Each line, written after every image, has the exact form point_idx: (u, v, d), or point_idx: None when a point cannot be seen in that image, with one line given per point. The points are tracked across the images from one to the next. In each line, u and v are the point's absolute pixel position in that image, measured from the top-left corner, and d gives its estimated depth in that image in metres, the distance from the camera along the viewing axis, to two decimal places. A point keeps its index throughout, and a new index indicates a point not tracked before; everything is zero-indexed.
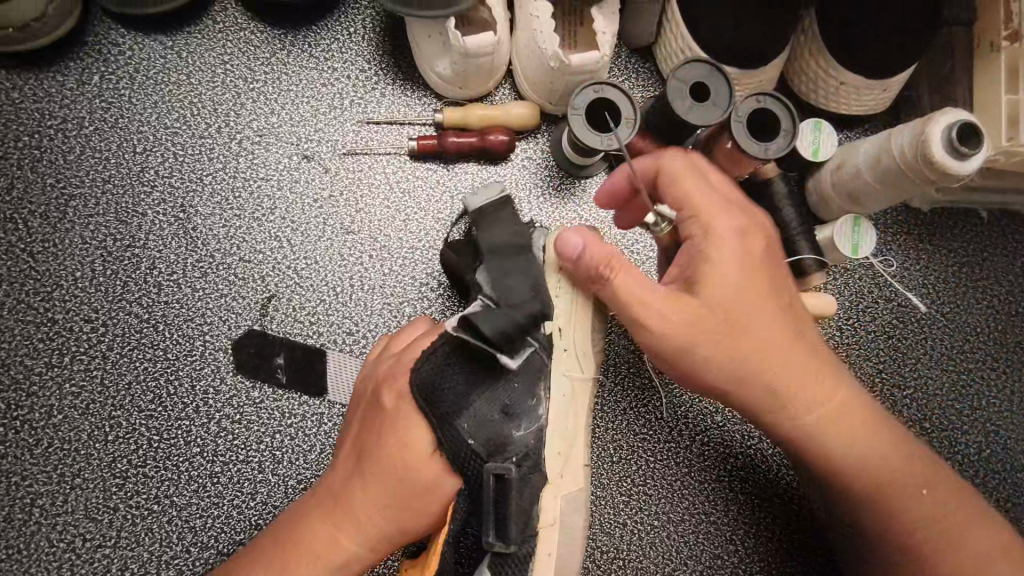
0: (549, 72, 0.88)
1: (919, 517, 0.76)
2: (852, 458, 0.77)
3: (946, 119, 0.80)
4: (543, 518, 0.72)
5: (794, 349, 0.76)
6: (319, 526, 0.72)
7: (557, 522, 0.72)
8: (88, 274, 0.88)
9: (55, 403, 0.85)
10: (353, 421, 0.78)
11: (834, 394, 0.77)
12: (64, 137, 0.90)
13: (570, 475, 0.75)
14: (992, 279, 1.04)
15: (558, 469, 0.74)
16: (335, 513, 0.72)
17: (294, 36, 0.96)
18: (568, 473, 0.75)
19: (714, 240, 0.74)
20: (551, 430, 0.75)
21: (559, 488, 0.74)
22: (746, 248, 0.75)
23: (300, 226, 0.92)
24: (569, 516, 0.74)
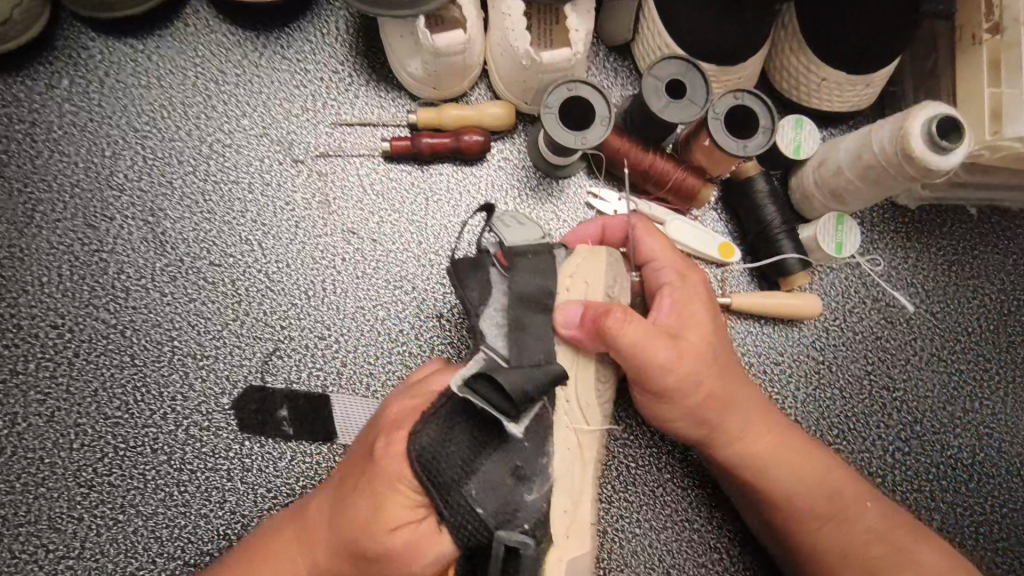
0: (523, 70, 0.86)
1: (888, 545, 0.74)
2: (809, 490, 0.75)
3: (925, 112, 0.78)
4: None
5: (744, 390, 0.77)
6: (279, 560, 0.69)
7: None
8: (55, 280, 0.87)
9: (20, 410, 0.83)
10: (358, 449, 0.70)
11: (792, 432, 0.79)
12: (32, 142, 0.89)
13: (575, 537, 0.68)
14: (982, 277, 1.01)
15: (564, 529, 0.67)
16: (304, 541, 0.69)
17: (266, 38, 0.95)
18: (574, 533, 0.68)
19: (686, 285, 0.77)
20: (559, 486, 0.67)
21: (562, 550, 0.66)
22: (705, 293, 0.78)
23: (271, 229, 0.90)
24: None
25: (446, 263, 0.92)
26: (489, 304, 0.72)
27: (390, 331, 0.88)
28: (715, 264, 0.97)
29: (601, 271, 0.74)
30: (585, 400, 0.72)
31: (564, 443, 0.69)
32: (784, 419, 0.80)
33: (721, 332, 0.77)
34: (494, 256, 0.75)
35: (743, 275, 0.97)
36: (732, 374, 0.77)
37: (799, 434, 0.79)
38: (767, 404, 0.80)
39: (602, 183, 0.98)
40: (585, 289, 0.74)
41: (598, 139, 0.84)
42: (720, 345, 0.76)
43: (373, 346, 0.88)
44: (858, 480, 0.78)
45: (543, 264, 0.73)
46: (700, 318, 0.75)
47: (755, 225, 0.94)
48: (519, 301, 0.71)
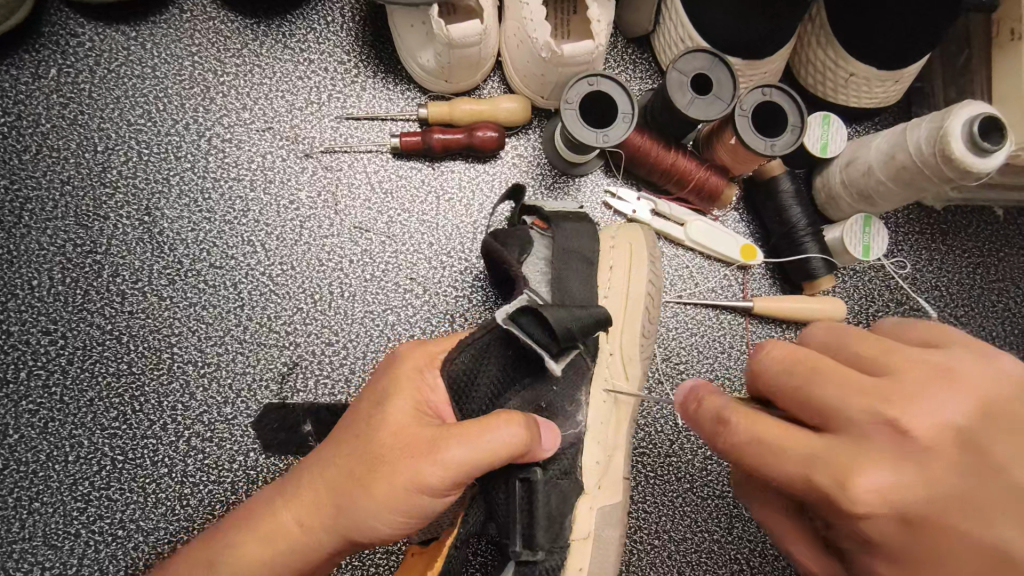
0: (542, 63, 0.82)
1: None
2: None
3: (967, 112, 0.75)
4: (576, 529, 0.70)
5: None
6: (287, 513, 0.57)
7: (591, 535, 0.70)
8: (46, 283, 0.82)
9: (12, 421, 0.79)
10: (371, 397, 0.61)
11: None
12: (19, 135, 0.84)
13: (607, 487, 0.72)
14: (1008, 280, 0.99)
15: (597, 479, 0.72)
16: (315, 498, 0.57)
17: (267, 26, 0.89)
18: (607, 485, 0.73)
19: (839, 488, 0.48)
20: (591, 437, 0.73)
21: (595, 499, 0.71)
22: (892, 466, 0.48)
23: (275, 229, 0.86)
24: (605, 529, 0.71)
25: (460, 266, 0.87)
26: (530, 254, 0.74)
27: (400, 337, 0.84)
28: (737, 266, 0.94)
29: (642, 236, 0.82)
30: (628, 356, 0.77)
31: (605, 397, 0.74)
32: (995, 414, 0.49)
33: (894, 473, 0.48)
34: (533, 224, 0.77)
35: (765, 277, 0.94)
36: (951, 502, 0.48)
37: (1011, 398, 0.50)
38: (977, 426, 0.49)
39: (621, 182, 0.94)
40: (628, 247, 0.81)
41: (620, 138, 0.79)
42: (929, 541, 0.48)
43: (382, 353, 0.84)
44: None
45: (585, 227, 0.76)
46: (878, 525, 0.49)
47: (778, 226, 0.91)
48: (565, 254, 0.74)
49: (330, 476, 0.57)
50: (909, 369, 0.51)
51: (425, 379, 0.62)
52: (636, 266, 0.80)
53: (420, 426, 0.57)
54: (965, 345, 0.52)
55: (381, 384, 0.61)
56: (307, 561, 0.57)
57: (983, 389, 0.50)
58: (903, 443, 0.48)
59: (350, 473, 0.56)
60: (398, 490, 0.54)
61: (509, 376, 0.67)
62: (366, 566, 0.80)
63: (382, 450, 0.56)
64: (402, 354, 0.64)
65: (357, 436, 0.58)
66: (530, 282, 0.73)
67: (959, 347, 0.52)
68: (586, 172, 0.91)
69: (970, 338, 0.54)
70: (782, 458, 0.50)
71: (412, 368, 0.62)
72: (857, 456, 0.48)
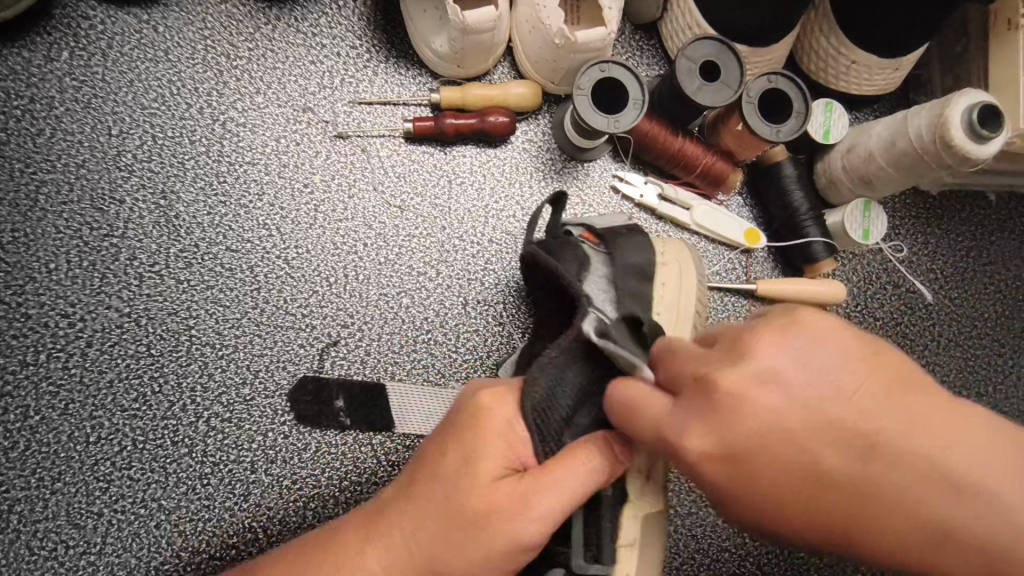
0: (554, 49, 0.83)
1: None
2: None
3: (967, 101, 0.78)
4: (621, 534, 0.66)
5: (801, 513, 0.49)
6: (370, 560, 0.61)
7: (636, 542, 0.66)
8: (64, 267, 0.83)
9: (32, 403, 0.80)
10: (450, 449, 0.61)
11: (834, 400, 0.48)
12: (32, 118, 0.84)
13: (649, 495, 0.69)
14: (999, 262, 1.02)
15: (638, 489, 0.68)
16: (397, 547, 0.60)
17: (279, 10, 0.90)
18: (647, 493, 0.69)
19: (661, 426, 0.53)
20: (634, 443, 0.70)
21: (637, 507, 0.68)
22: (724, 421, 0.50)
23: (289, 213, 0.87)
24: (647, 537, 0.68)
25: (471, 250, 0.89)
26: (586, 266, 0.74)
27: (414, 319, 0.86)
28: (740, 250, 0.96)
29: (689, 255, 0.83)
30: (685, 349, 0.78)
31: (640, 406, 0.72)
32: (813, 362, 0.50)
33: (705, 425, 0.50)
34: (582, 236, 0.78)
35: (768, 261, 0.97)
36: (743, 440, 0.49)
37: (818, 376, 0.49)
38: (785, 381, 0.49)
39: (629, 167, 0.96)
40: (678, 261, 0.82)
41: (631, 122, 0.81)
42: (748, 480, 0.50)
43: (397, 335, 0.86)
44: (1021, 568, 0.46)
45: (638, 239, 0.78)
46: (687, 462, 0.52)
47: (781, 211, 0.93)
48: (624, 266, 0.75)
49: (418, 531, 0.60)
50: (694, 422, 0.51)
51: (513, 432, 0.62)
52: (687, 276, 0.81)
53: (514, 484, 0.59)
54: (733, 355, 0.51)
55: (466, 448, 0.61)
56: None
57: (764, 411, 0.49)
58: (713, 392, 0.50)
59: (447, 540, 0.59)
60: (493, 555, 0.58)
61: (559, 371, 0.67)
62: None
63: (476, 509, 0.58)
64: (486, 408, 0.63)
65: (452, 505, 0.59)
66: (593, 296, 0.72)
67: (721, 369, 0.50)
68: (592, 156, 0.93)
69: (732, 334, 0.53)
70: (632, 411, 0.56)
71: (500, 424, 0.62)
72: (677, 410, 0.52)
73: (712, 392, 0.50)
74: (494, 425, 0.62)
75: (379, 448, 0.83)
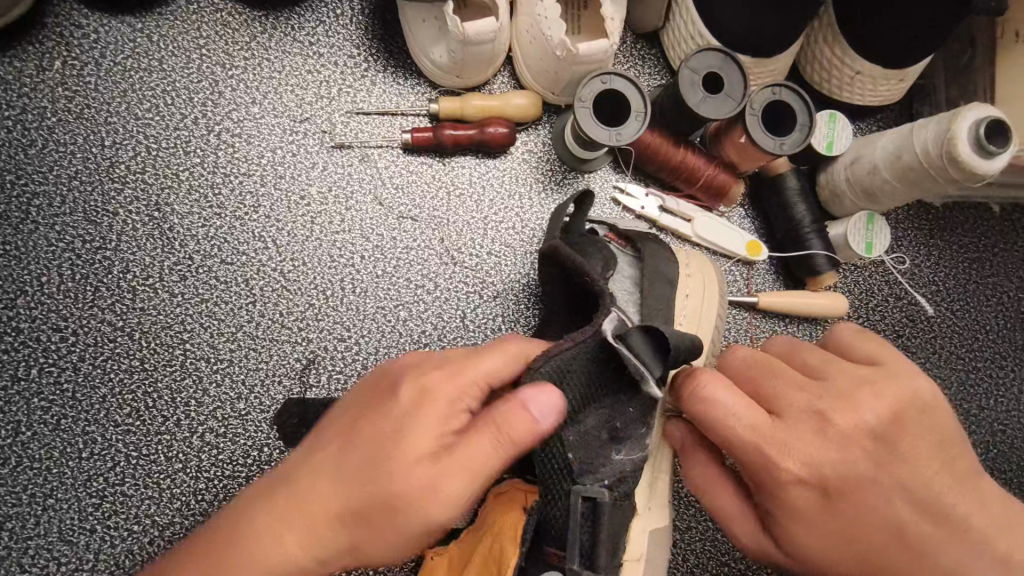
0: (555, 60, 0.82)
1: None
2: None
3: (975, 115, 0.77)
4: (630, 549, 0.71)
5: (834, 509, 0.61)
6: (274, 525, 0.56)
7: (644, 556, 0.71)
8: (56, 280, 0.81)
9: (23, 418, 0.79)
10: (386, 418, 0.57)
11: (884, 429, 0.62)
12: (24, 129, 0.82)
13: (656, 509, 0.75)
14: (1002, 275, 1.01)
15: (647, 502, 0.75)
16: (303, 514, 0.56)
17: (276, 18, 0.88)
18: (655, 506, 0.75)
19: (754, 440, 0.61)
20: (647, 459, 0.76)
21: (646, 521, 0.73)
22: (789, 432, 0.62)
23: (285, 226, 0.85)
24: (654, 551, 0.73)
25: (470, 262, 0.88)
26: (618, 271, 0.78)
27: (412, 332, 0.85)
28: (741, 262, 0.95)
29: (710, 269, 0.84)
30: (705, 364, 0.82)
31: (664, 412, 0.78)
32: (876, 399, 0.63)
33: (775, 432, 0.62)
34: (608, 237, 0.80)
35: (769, 273, 0.96)
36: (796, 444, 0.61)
37: (881, 415, 0.62)
38: (848, 408, 0.62)
39: (630, 179, 0.95)
40: (700, 275, 0.83)
41: (634, 135, 0.80)
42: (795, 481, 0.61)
43: (394, 349, 0.85)
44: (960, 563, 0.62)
45: (664, 252, 0.80)
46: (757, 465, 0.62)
47: (784, 224, 0.92)
48: (653, 273, 0.77)
49: (331, 500, 0.56)
50: (789, 445, 0.61)
51: (457, 405, 0.58)
52: (708, 294, 0.82)
53: (447, 446, 0.56)
54: (835, 398, 0.62)
55: (400, 417, 0.57)
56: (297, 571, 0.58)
57: (834, 451, 0.61)
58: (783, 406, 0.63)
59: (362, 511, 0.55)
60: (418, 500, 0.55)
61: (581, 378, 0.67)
62: None
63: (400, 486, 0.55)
64: (431, 379, 0.58)
65: (371, 475, 0.55)
66: (620, 302, 0.76)
67: (820, 408, 0.62)
68: (593, 167, 0.92)
69: (843, 385, 0.63)
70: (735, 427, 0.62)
71: (442, 397, 0.57)
72: (764, 421, 0.62)
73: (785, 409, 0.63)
74: (432, 397, 0.57)
75: None
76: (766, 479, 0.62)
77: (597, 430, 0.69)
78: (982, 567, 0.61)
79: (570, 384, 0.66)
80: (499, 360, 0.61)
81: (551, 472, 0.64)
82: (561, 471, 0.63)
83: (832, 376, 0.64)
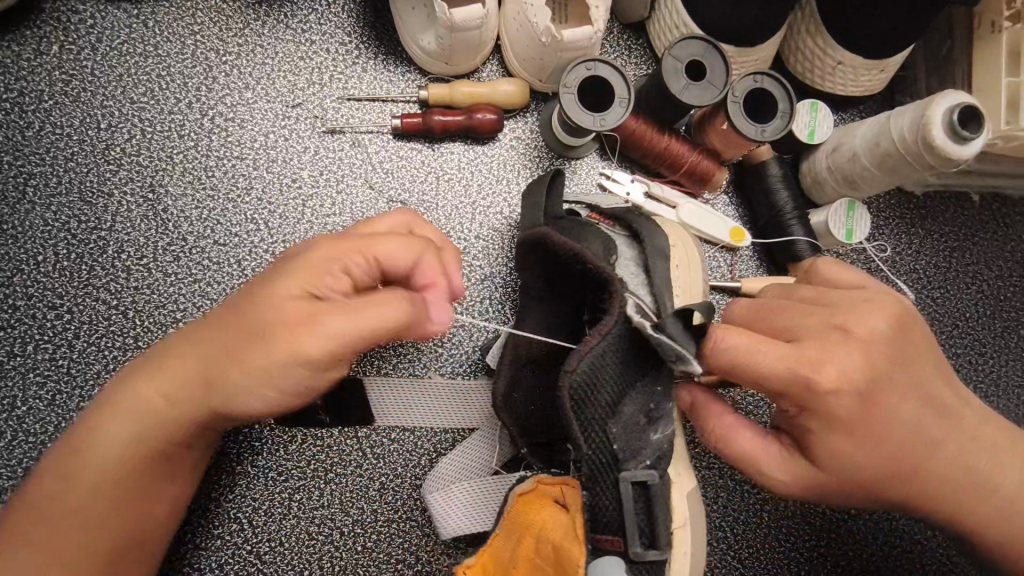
0: (541, 47, 0.84)
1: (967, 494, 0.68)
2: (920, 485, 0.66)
3: (949, 102, 0.79)
4: (675, 517, 0.71)
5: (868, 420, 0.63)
6: (153, 378, 0.66)
7: (689, 520, 0.72)
8: (51, 258, 0.83)
9: (19, 393, 0.81)
10: (267, 281, 0.63)
11: (895, 337, 0.65)
12: (22, 112, 0.84)
13: (682, 473, 0.76)
14: (982, 263, 1.03)
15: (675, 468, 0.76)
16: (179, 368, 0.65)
17: (269, 6, 0.90)
18: (682, 470, 0.76)
19: (792, 361, 0.62)
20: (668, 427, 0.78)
21: (681, 486, 0.74)
22: (822, 348, 0.63)
23: (276, 208, 0.87)
24: (693, 513, 0.74)
25: (458, 246, 0.90)
26: (620, 256, 0.78)
27: None
28: (725, 248, 0.97)
29: (688, 241, 0.87)
30: None
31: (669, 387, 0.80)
32: (885, 310, 0.65)
33: (807, 353, 0.63)
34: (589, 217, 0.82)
35: (752, 259, 0.98)
36: (832, 358, 0.62)
37: (890, 324, 0.65)
38: (866, 320, 0.64)
39: (616, 166, 0.97)
40: (682, 247, 0.85)
41: (617, 121, 0.82)
42: (836, 397, 0.62)
43: None
44: (964, 447, 0.67)
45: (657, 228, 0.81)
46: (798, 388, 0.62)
47: (767, 210, 0.94)
48: (654, 253, 0.77)
49: (197, 357, 0.64)
50: (822, 362, 0.62)
51: (327, 266, 0.63)
52: (692, 267, 0.85)
53: (303, 305, 0.60)
54: (843, 313, 0.65)
55: (277, 279, 0.62)
56: (172, 426, 0.66)
57: (863, 363, 0.62)
58: (806, 330, 0.65)
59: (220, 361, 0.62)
60: (253, 380, 0.60)
61: (602, 368, 0.66)
62: (368, 534, 0.83)
63: (259, 334, 0.60)
64: (315, 251, 0.64)
65: (237, 330, 0.61)
66: (630, 288, 0.76)
67: (835, 324, 0.64)
68: (579, 153, 0.94)
69: (846, 301, 0.66)
70: (765, 356, 0.63)
71: (321, 263, 0.63)
72: (794, 346, 0.63)
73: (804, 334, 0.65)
74: (314, 267, 0.62)
75: (364, 440, 0.84)
76: (807, 399, 0.62)
77: (635, 415, 0.69)
78: (978, 453, 0.68)
79: (606, 379, 0.66)
80: (401, 247, 0.64)
81: (598, 465, 0.66)
82: (608, 464, 0.66)
83: (834, 300, 0.67)
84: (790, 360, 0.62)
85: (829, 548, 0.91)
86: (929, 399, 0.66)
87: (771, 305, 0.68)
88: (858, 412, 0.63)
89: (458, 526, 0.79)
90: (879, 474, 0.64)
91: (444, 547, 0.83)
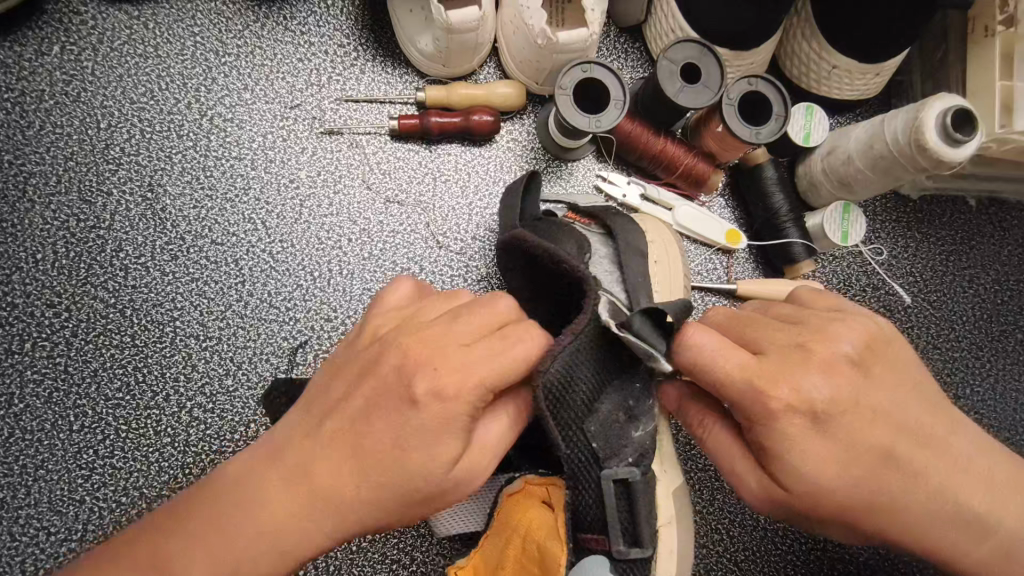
0: (537, 50, 0.85)
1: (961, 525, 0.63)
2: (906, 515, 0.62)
3: (942, 105, 0.79)
4: (660, 515, 0.71)
5: (837, 441, 0.59)
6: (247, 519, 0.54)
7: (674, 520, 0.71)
8: (50, 257, 0.84)
9: (16, 391, 0.81)
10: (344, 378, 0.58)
11: (867, 358, 0.62)
12: (23, 111, 0.85)
13: (670, 471, 0.76)
14: (979, 267, 1.03)
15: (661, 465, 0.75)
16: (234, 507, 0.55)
17: (269, 8, 0.91)
18: (668, 468, 0.76)
19: (753, 376, 0.59)
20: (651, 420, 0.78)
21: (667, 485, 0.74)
22: (784, 364, 0.60)
23: (274, 208, 0.88)
24: (680, 514, 0.73)
25: (454, 246, 0.90)
26: (594, 253, 0.79)
27: None
28: (721, 250, 0.97)
29: (669, 236, 0.87)
30: None
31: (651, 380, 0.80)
32: (855, 329, 0.62)
33: (770, 370, 0.60)
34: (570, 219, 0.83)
35: (748, 261, 0.98)
36: (795, 376, 0.59)
37: (859, 343, 0.62)
38: (835, 340, 0.62)
39: (612, 167, 0.97)
40: (664, 243, 0.86)
41: (612, 122, 0.82)
42: (800, 416, 0.59)
43: None
44: (957, 475, 0.62)
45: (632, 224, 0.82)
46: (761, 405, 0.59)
47: (763, 213, 0.95)
48: (629, 249, 0.79)
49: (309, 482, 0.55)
50: (783, 380, 0.59)
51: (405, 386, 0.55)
52: (674, 261, 0.85)
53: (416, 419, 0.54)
54: (812, 332, 0.62)
55: (372, 394, 0.56)
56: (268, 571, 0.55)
57: (829, 382, 0.59)
58: (772, 346, 0.62)
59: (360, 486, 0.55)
60: (375, 496, 0.55)
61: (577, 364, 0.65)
62: (362, 533, 0.83)
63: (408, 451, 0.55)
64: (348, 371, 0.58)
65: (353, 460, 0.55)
66: (603, 284, 0.78)
67: (801, 342, 0.62)
68: (576, 155, 0.94)
69: (818, 320, 0.63)
70: (727, 370, 0.60)
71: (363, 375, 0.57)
72: (755, 360, 0.60)
73: (772, 349, 0.62)
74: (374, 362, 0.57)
75: None
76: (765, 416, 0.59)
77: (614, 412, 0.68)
78: (968, 480, 0.63)
79: (583, 377, 0.65)
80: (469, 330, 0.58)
81: (578, 464, 0.66)
82: (588, 461, 0.66)
83: (805, 317, 0.64)
84: (751, 374, 0.59)
85: (826, 551, 0.91)
86: (915, 422, 0.62)
87: (745, 318, 0.66)
88: (824, 434, 0.59)
89: (448, 525, 0.78)
90: (856, 502, 0.60)
91: (440, 547, 0.83)
